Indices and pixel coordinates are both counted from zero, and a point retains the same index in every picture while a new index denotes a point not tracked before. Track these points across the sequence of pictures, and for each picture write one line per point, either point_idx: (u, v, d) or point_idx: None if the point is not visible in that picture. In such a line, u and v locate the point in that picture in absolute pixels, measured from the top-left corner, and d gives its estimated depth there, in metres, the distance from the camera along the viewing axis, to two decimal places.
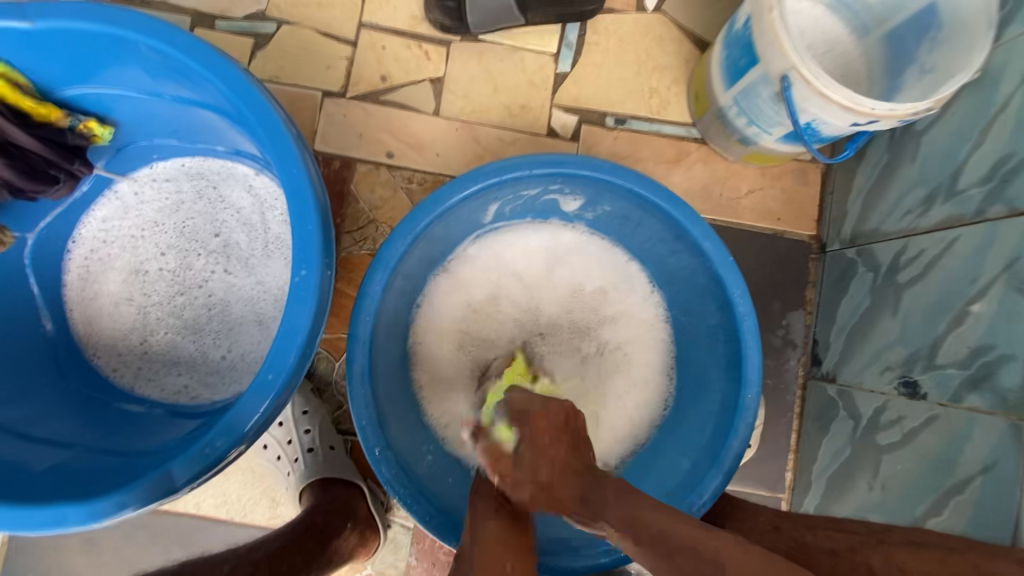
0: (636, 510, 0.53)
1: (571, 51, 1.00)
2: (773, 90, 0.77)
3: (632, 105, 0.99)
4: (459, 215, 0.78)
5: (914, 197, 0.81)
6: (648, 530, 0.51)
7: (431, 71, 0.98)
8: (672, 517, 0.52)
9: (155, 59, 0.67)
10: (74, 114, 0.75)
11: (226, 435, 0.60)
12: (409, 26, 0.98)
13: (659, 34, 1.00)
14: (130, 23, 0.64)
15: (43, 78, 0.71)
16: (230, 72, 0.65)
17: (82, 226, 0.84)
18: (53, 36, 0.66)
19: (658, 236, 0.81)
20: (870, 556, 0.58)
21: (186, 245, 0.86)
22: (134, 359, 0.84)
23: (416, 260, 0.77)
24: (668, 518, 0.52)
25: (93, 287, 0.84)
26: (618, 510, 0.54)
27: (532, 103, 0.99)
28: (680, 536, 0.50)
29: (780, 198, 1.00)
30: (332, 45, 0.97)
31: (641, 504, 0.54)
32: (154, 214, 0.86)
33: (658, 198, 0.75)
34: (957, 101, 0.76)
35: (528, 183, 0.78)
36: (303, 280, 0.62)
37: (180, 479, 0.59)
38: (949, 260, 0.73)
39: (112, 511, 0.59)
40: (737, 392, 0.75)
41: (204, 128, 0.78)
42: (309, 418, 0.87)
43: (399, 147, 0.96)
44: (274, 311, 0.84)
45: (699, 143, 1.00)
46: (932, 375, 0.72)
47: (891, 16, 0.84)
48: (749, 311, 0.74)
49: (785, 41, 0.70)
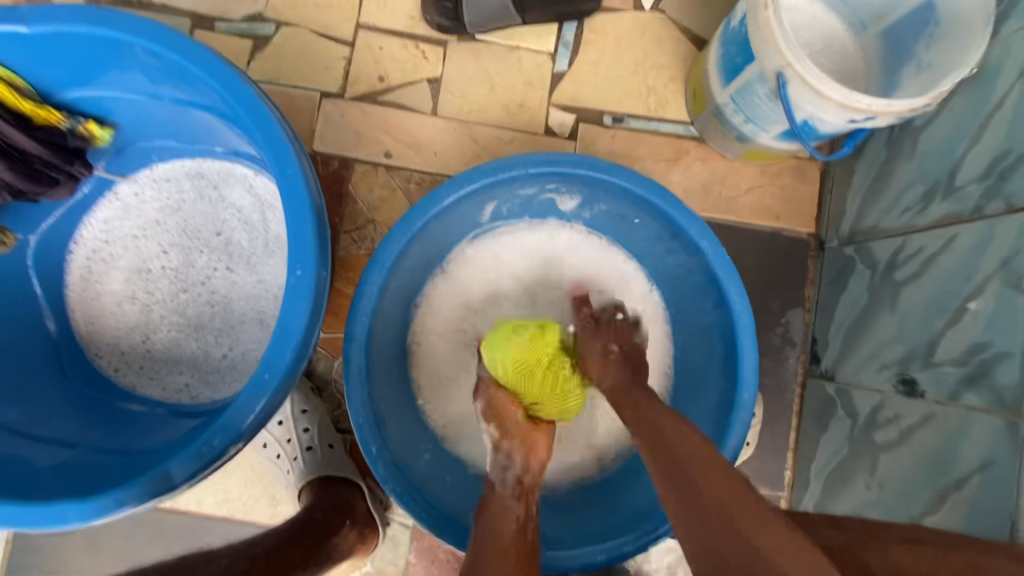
0: (649, 416, 0.58)
1: (568, 50, 1.00)
2: (769, 87, 0.76)
3: (630, 104, 0.99)
4: (456, 215, 0.79)
5: (912, 195, 0.80)
6: (655, 428, 0.57)
7: (429, 71, 0.98)
8: (693, 439, 0.54)
9: (153, 62, 0.68)
10: (74, 116, 0.76)
11: (224, 433, 0.60)
12: (407, 27, 0.99)
13: (656, 32, 1.00)
14: (128, 26, 0.65)
15: (43, 82, 0.72)
16: (226, 74, 0.65)
17: (84, 226, 0.85)
18: (51, 40, 0.67)
19: (655, 234, 0.81)
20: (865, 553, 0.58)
21: (187, 245, 0.86)
22: (136, 358, 0.85)
23: (413, 260, 0.78)
24: (685, 435, 0.55)
25: (95, 287, 0.85)
26: (636, 416, 0.60)
27: (530, 103, 0.99)
28: (679, 440, 0.54)
29: (779, 196, 1.00)
30: (331, 46, 0.97)
31: (658, 409, 0.60)
32: (155, 214, 0.86)
33: (654, 196, 0.75)
34: (955, 97, 0.76)
35: (524, 183, 0.78)
36: (299, 279, 0.63)
37: (179, 476, 0.60)
38: (946, 257, 0.72)
39: (112, 509, 0.60)
40: (733, 390, 0.75)
41: (202, 129, 0.79)
42: (309, 417, 0.88)
43: (396, 147, 0.96)
44: (274, 310, 0.85)
45: (697, 141, 1.00)
46: (930, 373, 0.72)
47: (888, 13, 0.83)
48: (745, 309, 0.74)
49: (779, 38, 0.70)
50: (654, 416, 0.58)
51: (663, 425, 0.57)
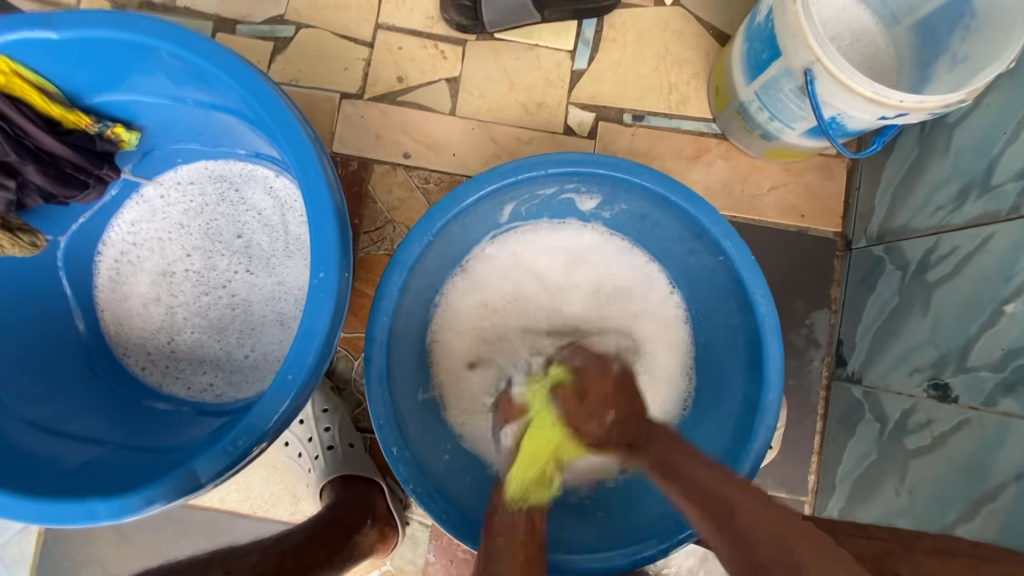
0: (674, 459, 0.61)
1: (588, 47, 0.99)
2: (797, 83, 0.74)
3: (650, 101, 0.98)
4: (475, 216, 0.78)
5: (946, 193, 0.78)
6: (699, 484, 0.57)
7: (447, 70, 0.98)
8: (716, 474, 0.58)
9: (177, 66, 0.69)
10: (102, 120, 0.77)
11: (249, 432, 0.61)
12: (425, 26, 0.98)
13: (677, 28, 0.99)
14: (154, 30, 0.66)
15: (72, 86, 0.73)
16: (249, 77, 0.66)
17: (111, 228, 0.87)
18: (79, 45, 0.68)
19: (677, 235, 0.80)
20: (896, 565, 0.57)
21: (210, 247, 0.88)
22: (162, 358, 0.87)
23: (432, 262, 0.78)
24: (713, 473, 0.58)
25: (122, 288, 0.87)
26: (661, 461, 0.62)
27: (548, 101, 0.98)
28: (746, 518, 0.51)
29: (804, 194, 0.98)
30: (350, 47, 0.98)
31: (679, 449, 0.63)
32: (179, 217, 0.88)
33: (676, 195, 0.74)
34: (991, 92, 0.73)
35: (543, 183, 0.77)
36: (321, 281, 0.63)
37: (205, 475, 0.61)
38: (982, 257, 0.70)
39: (141, 507, 0.61)
40: (757, 393, 0.74)
41: (226, 132, 0.80)
42: (329, 416, 0.89)
43: (415, 147, 0.96)
44: (294, 311, 0.86)
45: (719, 138, 0.98)
46: (964, 377, 0.69)
47: (920, 5, 0.81)
48: (770, 311, 0.72)
49: (808, 32, 0.68)
50: (695, 476, 0.58)
51: (706, 483, 0.57)
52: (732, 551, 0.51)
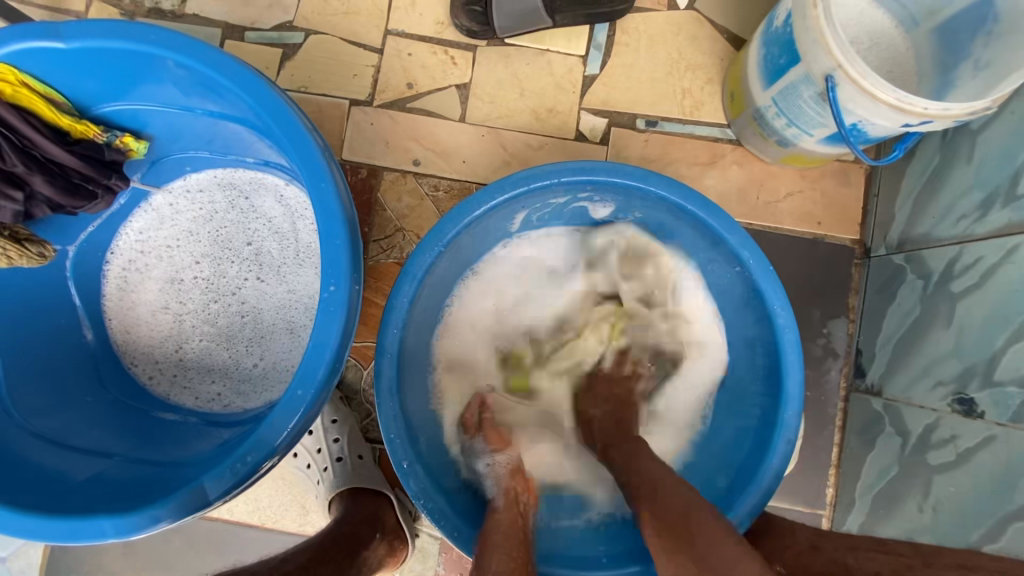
0: (636, 454, 0.68)
1: (600, 53, 0.97)
2: (816, 89, 0.73)
3: (664, 107, 0.96)
4: (487, 225, 0.77)
5: (970, 201, 0.75)
6: (650, 475, 0.63)
7: (457, 76, 0.97)
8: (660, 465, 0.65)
9: (186, 76, 0.68)
10: (110, 129, 0.76)
11: (259, 449, 0.60)
12: (435, 32, 0.97)
13: (691, 32, 0.97)
14: (162, 40, 0.65)
15: (81, 97, 0.72)
16: (258, 87, 0.65)
17: (119, 236, 0.86)
18: (88, 56, 0.67)
19: (693, 244, 0.78)
20: None
21: (219, 255, 0.87)
22: (170, 367, 0.86)
23: (443, 272, 0.77)
24: (657, 464, 0.65)
25: (130, 296, 0.87)
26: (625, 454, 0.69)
27: (560, 108, 0.97)
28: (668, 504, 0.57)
29: (821, 201, 0.96)
30: (359, 53, 0.97)
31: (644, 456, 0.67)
32: (188, 224, 0.87)
33: (693, 204, 0.72)
34: (1017, 98, 0.71)
35: (556, 192, 0.76)
36: (332, 294, 0.62)
37: (213, 492, 0.59)
38: (1009, 268, 0.68)
39: (148, 524, 0.60)
40: (775, 407, 0.72)
41: (235, 141, 0.79)
42: (338, 427, 0.87)
43: (425, 154, 0.95)
44: (303, 320, 0.85)
45: (734, 144, 0.96)
46: (990, 392, 0.67)
47: (943, 7, 0.79)
48: (789, 323, 0.70)
49: (829, 38, 0.66)
50: (643, 466, 0.65)
51: (654, 471, 0.63)
52: (654, 523, 0.57)
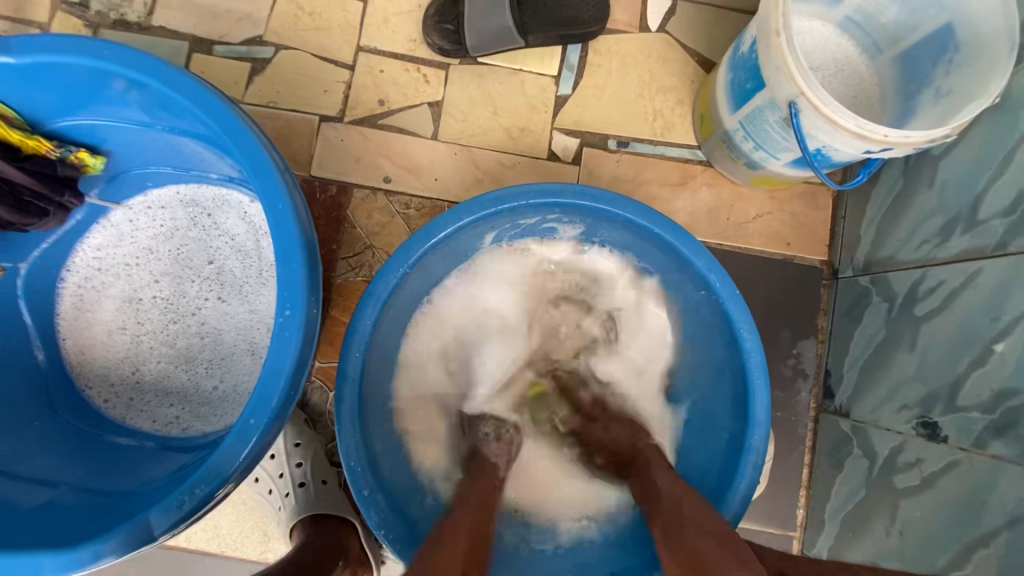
0: (649, 469, 0.66)
1: (573, 73, 0.97)
2: (781, 115, 0.73)
3: (635, 128, 0.97)
4: (453, 246, 0.76)
5: (931, 226, 0.77)
6: (669, 492, 0.61)
7: (429, 94, 0.96)
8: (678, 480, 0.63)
9: (143, 93, 0.66)
10: (65, 144, 0.73)
11: (208, 480, 0.57)
12: (407, 50, 0.97)
13: (662, 54, 0.98)
14: (114, 55, 0.63)
15: (34, 111, 0.70)
16: (216, 106, 0.63)
17: (75, 253, 0.83)
18: (39, 71, 0.64)
19: (661, 265, 0.78)
20: None
21: (180, 273, 0.85)
22: (126, 389, 0.83)
23: (409, 293, 0.75)
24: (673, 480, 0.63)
25: (85, 316, 0.84)
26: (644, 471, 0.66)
27: (533, 127, 0.97)
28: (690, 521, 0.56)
29: (790, 223, 0.97)
30: (330, 69, 0.96)
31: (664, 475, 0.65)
32: (147, 242, 0.85)
33: (659, 227, 0.72)
34: (977, 126, 0.72)
35: (524, 213, 0.75)
36: (287, 318, 0.60)
37: (159, 526, 0.57)
38: (970, 294, 0.68)
39: (89, 560, 0.57)
40: (742, 431, 0.71)
41: (197, 158, 0.77)
42: (302, 450, 0.85)
43: (396, 171, 0.94)
44: (266, 341, 0.83)
45: (705, 165, 0.97)
46: (952, 417, 0.68)
47: (903, 35, 0.81)
48: (755, 346, 0.70)
49: (792, 66, 0.67)
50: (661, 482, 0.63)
51: (671, 489, 0.61)
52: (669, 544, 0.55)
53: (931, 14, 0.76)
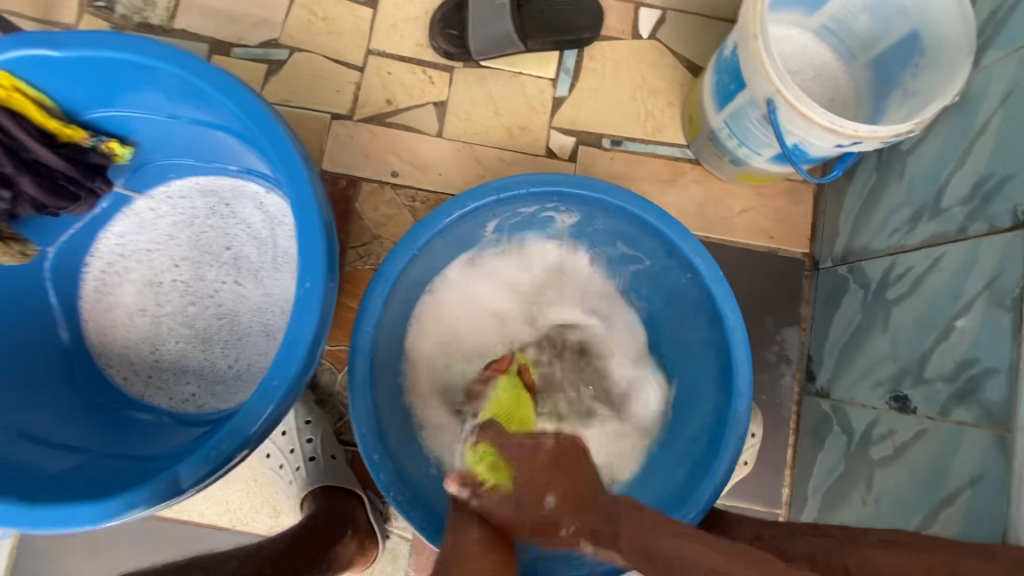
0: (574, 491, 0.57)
1: (569, 77, 1.04)
2: (761, 112, 0.79)
3: (627, 128, 1.03)
4: (458, 232, 0.81)
5: (901, 216, 0.83)
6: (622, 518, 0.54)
7: (434, 94, 1.03)
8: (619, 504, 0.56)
9: (174, 86, 0.71)
10: (96, 135, 0.78)
11: (232, 438, 0.62)
12: (414, 53, 1.03)
13: (653, 59, 1.05)
14: (152, 52, 0.68)
15: (70, 102, 0.74)
16: (244, 97, 0.68)
17: (99, 239, 0.88)
18: (79, 64, 0.69)
19: (652, 252, 0.84)
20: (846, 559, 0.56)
21: (198, 259, 0.90)
22: (145, 368, 0.88)
23: (416, 276, 0.80)
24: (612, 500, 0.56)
25: (107, 298, 0.88)
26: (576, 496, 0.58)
27: (531, 126, 1.03)
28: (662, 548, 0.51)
29: (773, 217, 1.03)
30: (341, 70, 1.02)
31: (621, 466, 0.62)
32: (168, 229, 0.90)
33: (649, 215, 0.77)
34: (941, 123, 0.78)
35: (524, 202, 0.80)
36: (307, 291, 0.65)
37: (187, 480, 0.61)
38: (935, 275, 0.74)
39: (121, 511, 0.61)
40: (728, 405, 0.76)
41: (220, 149, 0.82)
42: (312, 427, 0.89)
43: (402, 166, 1.00)
44: (280, 323, 0.88)
45: (693, 163, 1.03)
46: (921, 390, 0.73)
47: (875, 42, 0.87)
48: (738, 324, 0.76)
49: (769, 68, 0.73)
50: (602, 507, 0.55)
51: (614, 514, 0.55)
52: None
53: (899, 22, 0.83)
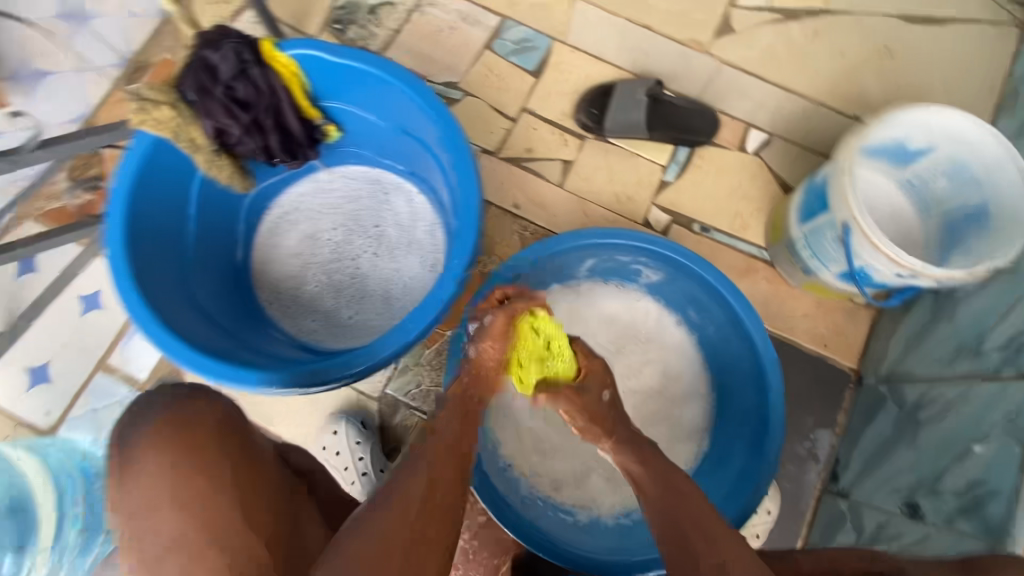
0: (678, 489, 0.71)
1: (678, 167, 1.24)
2: (836, 232, 0.95)
3: (717, 220, 1.21)
4: (563, 259, 0.99)
5: (946, 350, 0.95)
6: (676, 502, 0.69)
7: (565, 153, 1.25)
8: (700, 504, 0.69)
9: (398, 98, 0.95)
10: (324, 117, 1.03)
11: (369, 356, 0.82)
12: (558, 118, 1.27)
13: (753, 171, 1.23)
14: (392, 70, 0.92)
15: (318, 91, 1.00)
16: (446, 117, 0.91)
17: (285, 193, 1.13)
18: (339, 67, 0.94)
19: (719, 320, 0.98)
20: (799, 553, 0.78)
21: (351, 229, 1.12)
22: (286, 298, 1.09)
23: (521, 285, 0.99)
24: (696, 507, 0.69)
25: (276, 239, 1.11)
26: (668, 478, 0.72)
27: (637, 198, 1.23)
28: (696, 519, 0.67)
29: (829, 328, 1.15)
30: (499, 118, 1.27)
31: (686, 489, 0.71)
32: (336, 199, 1.13)
33: (725, 289, 0.93)
34: (996, 280, 0.91)
35: (623, 251, 0.98)
36: (455, 266, 0.85)
37: (332, 375, 0.82)
38: (965, 405, 0.85)
39: (278, 383, 0.82)
40: (757, 463, 0.89)
41: (405, 151, 1.07)
42: (361, 447, 1.07)
43: (525, 202, 1.22)
44: (400, 294, 1.08)
45: (768, 264, 1.19)
46: (934, 501, 0.83)
47: (950, 202, 1.02)
48: (781, 398, 0.88)
49: (851, 198, 0.89)
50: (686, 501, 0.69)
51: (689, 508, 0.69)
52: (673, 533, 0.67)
53: (974, 190, 0.97)
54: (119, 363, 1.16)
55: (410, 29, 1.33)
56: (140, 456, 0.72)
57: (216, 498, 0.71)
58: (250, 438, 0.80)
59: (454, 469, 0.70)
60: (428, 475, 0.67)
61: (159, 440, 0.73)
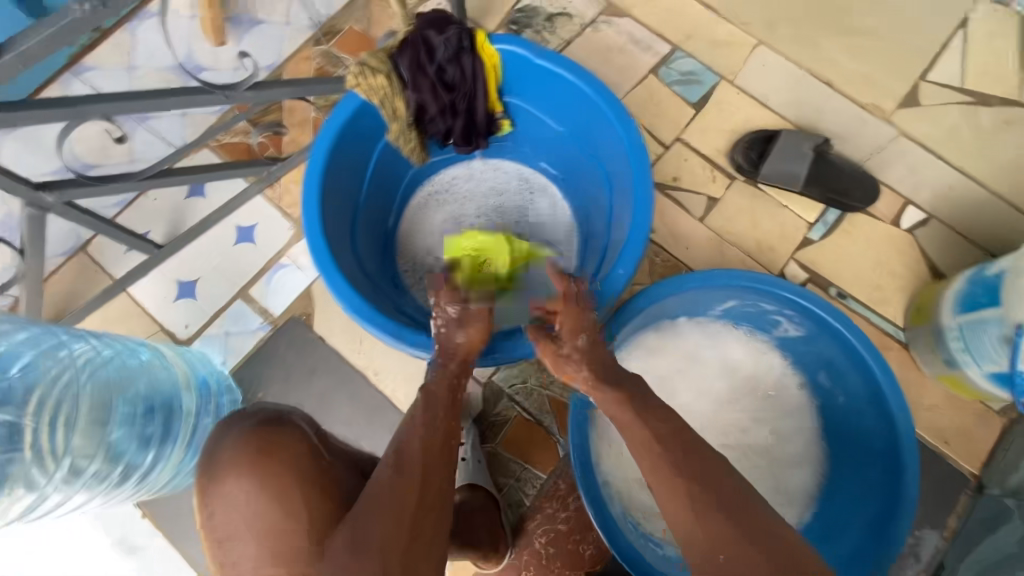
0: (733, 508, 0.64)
1: (825, 227, 1.22)
2: (1004, 331, 0.91)
3: (856, 289, 1.18)
4: (706, 294, 0.99)
5: None
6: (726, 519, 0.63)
7: (711, 190, 1.25)
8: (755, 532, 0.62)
9: (585, 107, 0.99)
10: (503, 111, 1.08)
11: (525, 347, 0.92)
12: (710, 155, 1.27)
13: (903, 248, 1.20)
14: (589, 80, 0.96)
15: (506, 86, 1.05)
16: (632, 133, 0.93)
17: (440, 173, 1.18)
18: (536, 68, 0.99)
19: (856, 391, 0.95)
20: None
21: (494, 220, 1.16)
22: (422, 272, 1.14)
23: (659, 309, 0.99)
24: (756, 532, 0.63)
25: (423, 215, 1.16)
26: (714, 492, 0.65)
27: (775, 250, 1.22)
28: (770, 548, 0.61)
29: (957, 427, 1.10)
30: (652, 143, 1.29)
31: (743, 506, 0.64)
32: (486, 189, 1.17)
33: (873, 361, 0.90)
34: None
35: (770, 299, 0.96)
36: (618, 277, 0.89)
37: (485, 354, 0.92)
38: None
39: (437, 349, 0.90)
40: (876, 547, 0.87)
41: (568, 158, 1.11)
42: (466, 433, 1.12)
43: (662, 230, 1.24)
44: None
45: (901, 345, 1.15)
46: None
47: None
48: (915, 487, 0.85)
49: None
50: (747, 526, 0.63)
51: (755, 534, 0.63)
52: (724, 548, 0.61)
53: None
54: (258, 296, 1.25)
55: (581, 41, 1.36)
56: (221, 478, 0.75)
57: (301, 519, 0.72)
58: (323, 457, 0.80)
59: (439, 447, 0.74)
60: (413, 458, 0.71)
61: (241, 463, 0.75)
